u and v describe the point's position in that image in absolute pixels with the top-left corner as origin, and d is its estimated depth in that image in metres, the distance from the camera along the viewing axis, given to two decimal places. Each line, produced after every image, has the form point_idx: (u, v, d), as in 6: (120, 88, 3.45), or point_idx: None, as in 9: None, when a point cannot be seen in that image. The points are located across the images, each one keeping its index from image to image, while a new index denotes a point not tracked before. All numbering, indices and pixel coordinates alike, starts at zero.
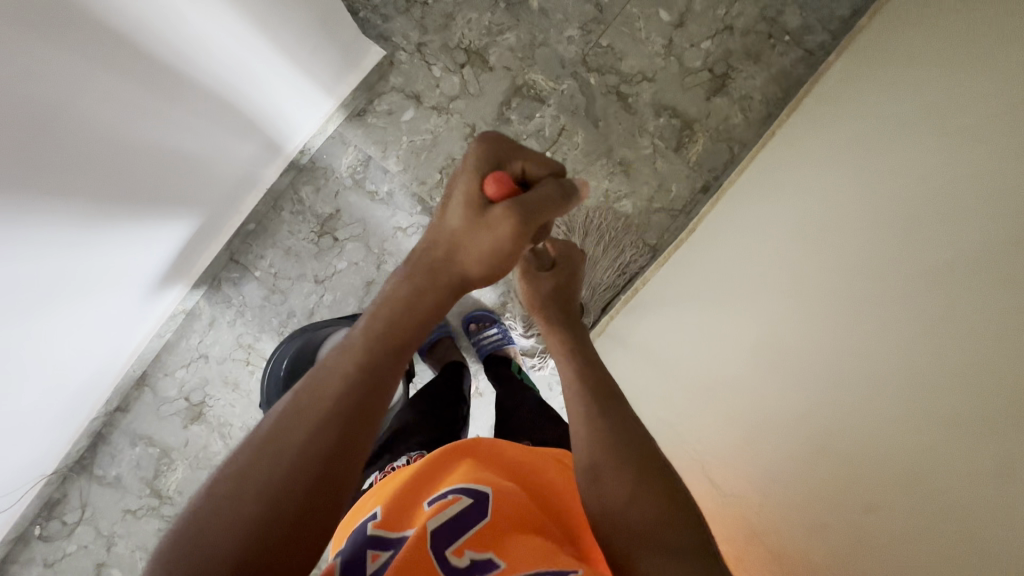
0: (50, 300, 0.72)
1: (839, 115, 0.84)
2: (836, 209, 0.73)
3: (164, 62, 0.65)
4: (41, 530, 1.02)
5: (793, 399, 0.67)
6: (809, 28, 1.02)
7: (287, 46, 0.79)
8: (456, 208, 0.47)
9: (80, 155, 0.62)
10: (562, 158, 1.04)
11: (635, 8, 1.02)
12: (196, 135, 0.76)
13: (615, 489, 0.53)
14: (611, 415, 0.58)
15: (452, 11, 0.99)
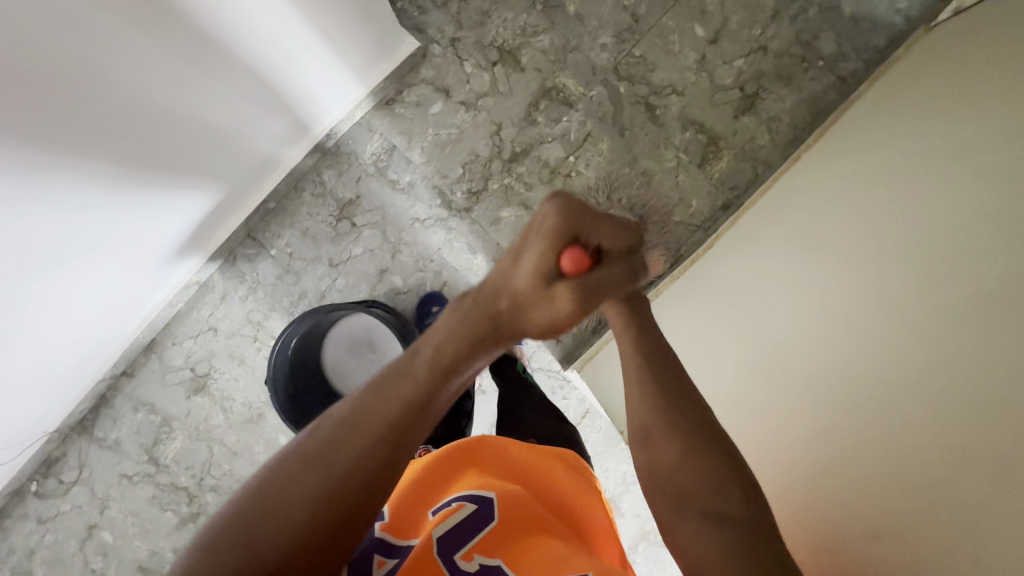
0: (63, 259, 0.72)
1: (866, 143, 0.83)
2: (856, 237, 0.72)
3: (206, 35, 0.66)
4: (38, 486, 1.04)
5: (805, 407, 0.68)
6: (843, 56, 1.02)
7: (324, 30, 0.80)
8: (527, 273, 0.48)
9: (109, 118, 0.63)
10: (585, 165, 1.03)
11: (670, 21, 1.03)
12: (226, 109, 0.76)
13: (667, 453, 0.55)
14: (664, 386, 0.57)
15: (489, 9, 1.01)
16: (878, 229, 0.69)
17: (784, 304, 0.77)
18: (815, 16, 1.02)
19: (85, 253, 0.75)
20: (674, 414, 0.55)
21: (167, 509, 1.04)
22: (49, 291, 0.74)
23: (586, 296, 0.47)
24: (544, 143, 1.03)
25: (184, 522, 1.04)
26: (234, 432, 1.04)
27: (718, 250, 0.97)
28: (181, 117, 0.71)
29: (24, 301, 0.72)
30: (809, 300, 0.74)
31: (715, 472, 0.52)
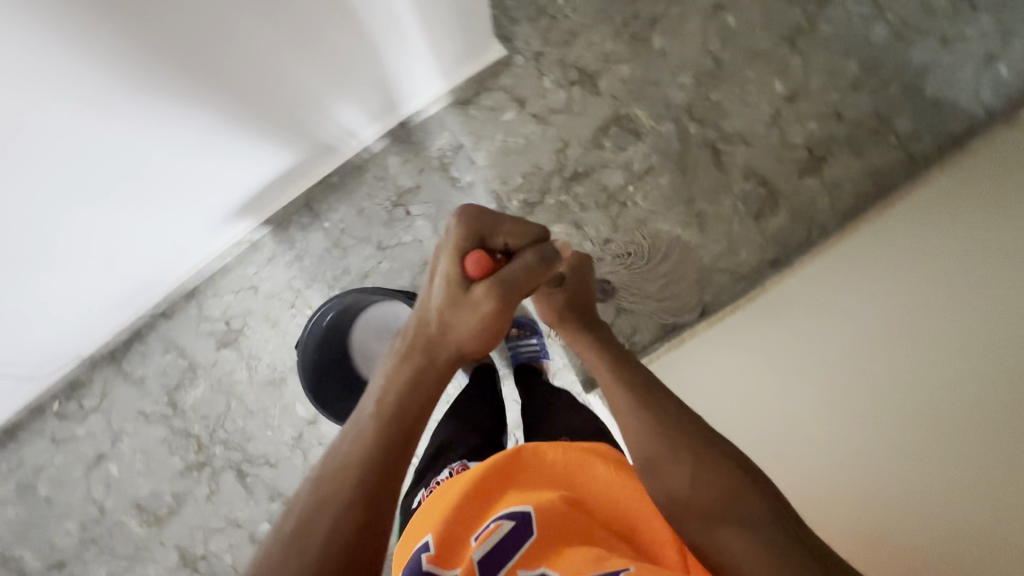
0: (84, 165, 0.68)
1: (932, 225, 0.84)
2: (907, 322, 0.73)
3: (331, 19, 0.70)
4: (59, 406, 1.06)
5: (858, 429, 0.70)
6: (918, 135, 1.02)
7: (431, 30, 0.82)
8: (440, 289, 0.59)
9: (218, 68, 0.66)
10: (642, 196, 1.05)
11: (752, 73, 1.04)
12: (328, 91, 0.80)
13: (679, 475, 0.56)
14: (650, 396, 0.64)
15: (577, 32, 1.04)
16: (928, 316, 0.71)
17: (819, 375, 0.79)
18: (896, 92, 1.02)
19: (130, 186, 0.75)
20: (663, 416, 0.61)
21: (175, 454, 1.06)
22: (88, 214, 0.75)
23: (494, 284, 0.57)
24: (606, 168, 1.05)
25: (189, 469, 1.06)
26: (254, 391, 1.06)
27: (768, 300, 0.98)
28: (286, 87, 0.75)
29: (57, 215, 0.72)
30: (839, 373, 0.77)
31: (723, 470, 0.55)
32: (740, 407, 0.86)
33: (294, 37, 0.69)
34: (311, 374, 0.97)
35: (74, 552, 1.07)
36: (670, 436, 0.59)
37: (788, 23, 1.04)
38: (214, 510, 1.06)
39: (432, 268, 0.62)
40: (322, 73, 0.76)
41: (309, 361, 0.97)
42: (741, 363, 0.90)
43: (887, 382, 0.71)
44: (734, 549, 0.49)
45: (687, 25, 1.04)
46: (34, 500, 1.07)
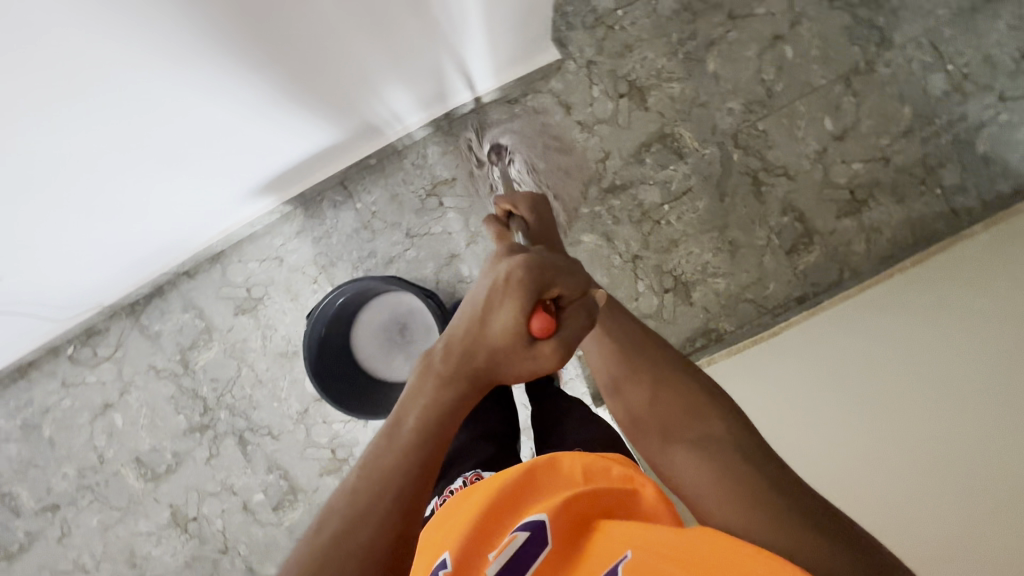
0: (96, 109, 0.60)
1: (977, 280, 0.82)
2: (938, 361, 0.72)
3: (404, 4, 0.68)
4: (74, 351, 1.07)
5: (880, 420, 0.72)
6: (962, 189, 1.00)
7: (492, 25, 0.82)
8: (503, 332, 0.45)
9: (289, 39, 0.64)
10: (676, 216, 1.04)
11: (803, 107, 1.03)
12: (384, 67, 0.78)
13: (639, 398, 0.62)
14: (619, 330, 0.66)
15: (632, 45, 1.04)
16: (955, 357, 0.70)
17: (844, 404, 0.77)
18: (946, 144, 1.01)
19: (152, 147, 0.70)
20: (638, 347, 0.65)
21: (180, 413, 1.07)
22: (104, 167, 0.69)
23: (569, 347, 0.46)
24: (644, 184, 1.04)
25: (192, 430, 1.07)
26: (266, 361, 1.06)
27: (800, 332, 0.96)
28: (350, 68, 0.75)
29: (60, 162, 0.65)
30: (869, 404, 0.75)
31: (684, 391, 0.59)
32: (763, 415, 0.86)
33: (370, 26, 0.69)
34: (315, 348, 0.93)
35: (70, 497, 1.08)
36: (642, 360, 0.63)
37: (846, 61, 1.02)
38: (211, 474, 1.06)
39: (483, 294, 0.47)
40: (385, 57, 0.76)
41: (317, 333, 0.93)
42: (765, 384, 0.90)
43: (915, 418, 0.69)
44: (686, 464, 0.53)
45: (744, 52, 1.04)
46: (37, 440, 1.08)
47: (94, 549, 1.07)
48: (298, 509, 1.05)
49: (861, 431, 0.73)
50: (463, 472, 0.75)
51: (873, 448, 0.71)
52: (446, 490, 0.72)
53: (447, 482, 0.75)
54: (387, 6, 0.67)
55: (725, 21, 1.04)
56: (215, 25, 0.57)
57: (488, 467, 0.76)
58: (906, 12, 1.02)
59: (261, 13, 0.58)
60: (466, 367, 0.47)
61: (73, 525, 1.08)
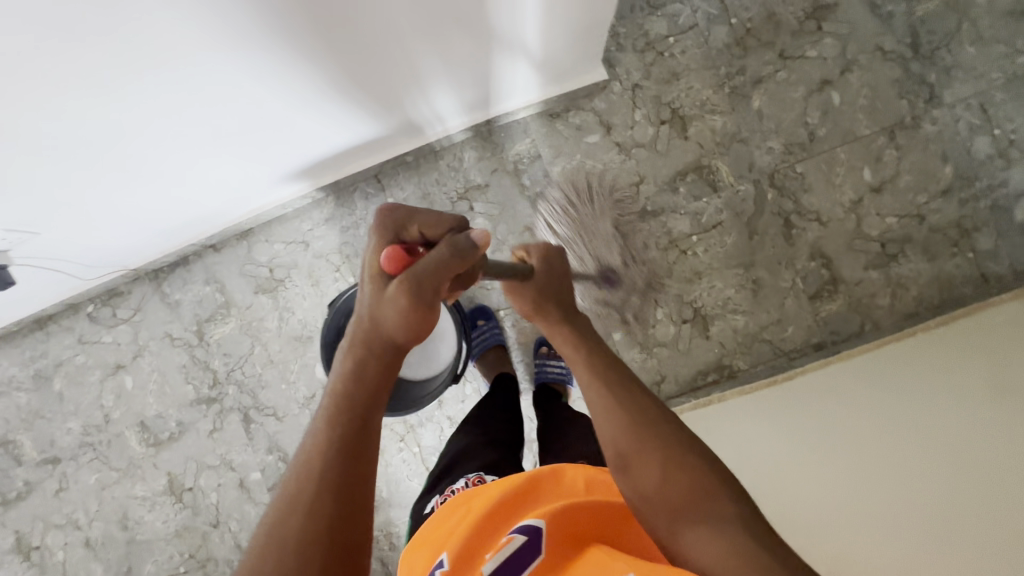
0: (161, 92, 0.60)
1: (999, 356, 0.82)
2: (970, 444, 0.70)
3: (471, 15, 0.69)
4: (94, 309, 1.09)
5: (880, 482, 0.72)
6: (995, 256, 0.99)
7: (548, 39, 0.83)
8: (366, 285, 0.51)
9: (359, 43, 0.65)
10: (704, 249, 1.03)
11: (844, 154, 1.03)
12: (439, 69, 0.79)
13: (647, 476, 0.52)
14: (621, 390, 0.57)
15: (680, 73, 1.04)
16: (990, 440, 0.68)
17: (863, 468, 0.75)
18: (984, 209, 1.00)
19: (196, 125, 0.69)
20: (643, 412, 0.55)
21: (190, 383, 1.08)
22: (147, 142, 0.68)
23: (409, 280, 0.48)
24: (675, 212, 1.04)
25: (199, 401, 1.08)
26: (280, 342, 1.07)
27: (813, 379, 0.95)
28: (401, 69, 0.75)
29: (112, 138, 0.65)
30: (890, 472, 0.72)
31: (696, 467, 0.51)
32: (763, 459, 0.85)
33: (429, 32, 0.69)
34: (330, 339, 0.92)
35: (72, 452, 1.09)
36: (651, 430, 0.54)
37: (892, 114, 1.02)
38: (212, 447, 1.07)
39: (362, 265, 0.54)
40: (436, 61, 0.77)
41: (335, 325, 0.93)
42: (770, 427, 0.89)
43: (939, 490, 0.67)
44: (709, 555, 0.47)
45: (790, 93, 1.03)
46: (47, 391, 1.09)
47: (88, 507, 1.08)
48: None
49: (853, 491, 0.73)
50: (466, 473, 0.75)
51: (880, 519, 0.68)
52: (448, 489, 0.73)
53: (449, 482, 0.75)
54: (449, 15, 0.67)
55: (775, 60, 1.04)
56: (285, 26, 0.57)
57: (490, 470, 0.76)
58: (958, 72, 1.01)
59: (334, 17, 0.58)
60: (356, 330, 0.50)
61: (71, 480, 1.09)
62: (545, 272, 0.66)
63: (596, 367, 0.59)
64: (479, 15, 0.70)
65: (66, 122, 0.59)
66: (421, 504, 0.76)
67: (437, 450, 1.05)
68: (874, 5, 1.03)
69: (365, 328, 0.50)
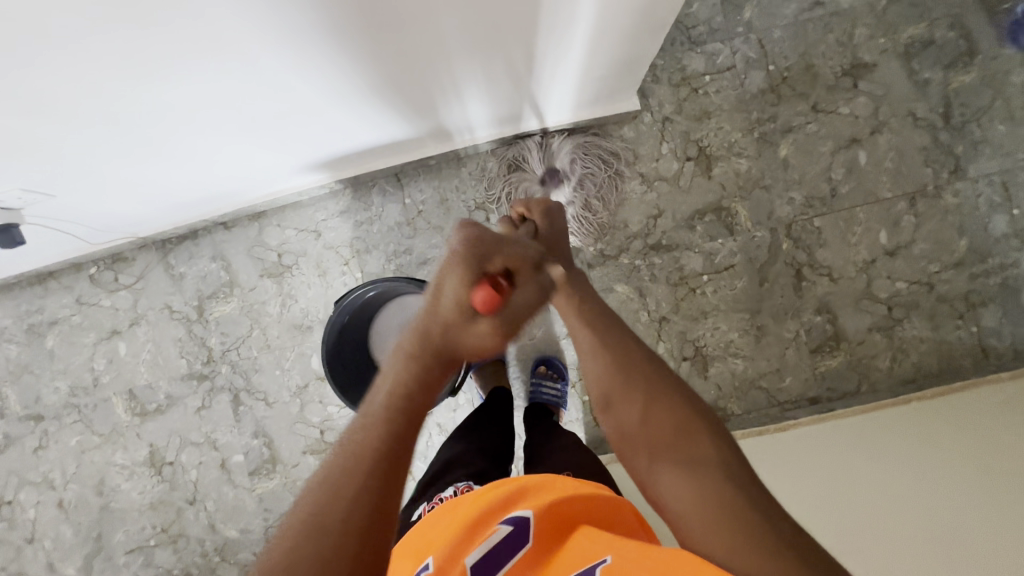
0: (206, 82, 0.60)
1: (977, 426, 0.85)
2: (941, 507, 0.74)
3: (517, 36, 0.69)
4: (96, 272, 1.08)
5: (856, 535, 0.75)
6: (998, 333, 1.00)
7: (589, 65, 0.83)
8: (451, 306, 0.46)
9: (405, 52, 0.65)
10: (712, 289, 1.04)
11: (862, 215, 1.03)
12: (476, 82, 0.79)
13: (628, 411, 0.55)
14: (610, 333, 0.61)
15: (711, 112, 1.05)
16: (981, 521, 0.70)
17: (860, 541, 0.74)
18: (994, 286, 1.01)
19: (234, 113, 0.69)
20: (628, 354, 0.58)
21: (183, 357, 1.07)
22: (185, 124, 0.68)
23: (508, 320, 0.46)
24: (689, 249, 1.04)
25: (190, 376, 1.07)
26: (279, 328, 1.06)
27: (807, 430, 0.95)
28: (440, 79, 0.75)
29: (149, 118, 0.65)
30: (870, 538, 0.74)
31: (677, 406, 0.53)
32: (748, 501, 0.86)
33: (476, 46, 0.69)
34: (331, 337, 0.92)
35: (56, 412, 1.08)
36: (636, 374, 0.56)
37: (915, 180, 1.02)
38: (198, 424, 1.06)
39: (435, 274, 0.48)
40: (476, 74, 0.77)
41: (337, 325, 0.92)
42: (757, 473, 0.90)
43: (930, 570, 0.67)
44: (674, 486, 0.47)
45: (818, 146, 1.04)
46: (39, 348, 1.09)
47: (66, 469, 1.08)
48: (273, 479, 1.05)
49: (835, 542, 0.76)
50: (457, 481, 0.74)
51: (849, 554, 0.73)
52: (436, 497, 0.71)
53: (438, 488, 0.74)
54: (499, 33, 0.67)
55: (807, 112, 1.04)
56: (339, 30, 0.57)
57: (479, 480, 0.75)
58: (985, 148, 1.02)
59: (385, 27, 0.58)
60: (428, 343, 0.46)
61: (51, 440, 1.08)
62: (547, 225, 0.70)
63: (585, 315, 0.62)
64: (526, 36, 0.70)
65: (107, 102, 0.59)
66: (408, 510, 0.75)
67: (423, 455, 1.05)
68: (912, 70, 1.03)
69: (437, 342, 0.47)
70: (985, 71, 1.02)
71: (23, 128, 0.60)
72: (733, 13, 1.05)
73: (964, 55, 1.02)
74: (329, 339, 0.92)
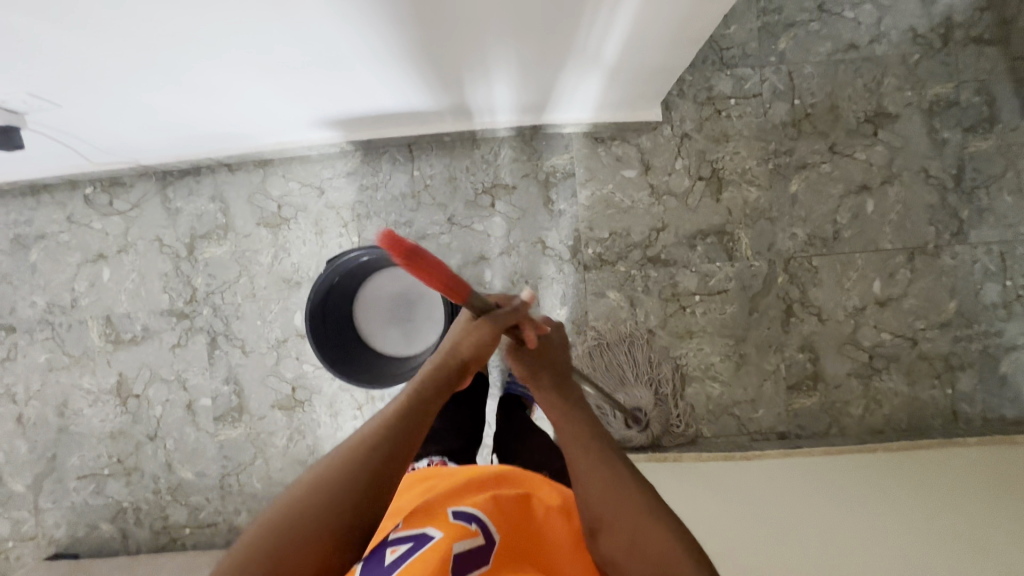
0: (236, 22, 0.60)
1: (928, 482, 0.87)
2: (878, 563, 0.76)
3: (553, 29, 0.69)
4: (92, 192, 1.07)
5: (794, 572, 0.77)
6: (970, 399, 1.02)
7: (621, 65, 0.81)
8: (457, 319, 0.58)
9: (443, 24, 0.65)
10: (702, 310, 1.04)
11: (860, 261, 1.04)
12: (503, 67, 0.79)
13: (616, 544, 0.49)
14: (603, 448, 0.54)
15: (730, 136, 1.05)
16: None
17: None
18: (974, 352, 1.02)
19: (255, 54, 0.68)
20: (615, 478, 0.51)
21: (166, 292, 1.06)
22: (203, 58, 0.68)
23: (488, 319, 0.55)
24: (685, 267, 1.04)
25: (170, 313, 1.06)
26: (267, 279, 1.05)
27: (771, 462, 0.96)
28: (470, 56, 0.75)
29: (168, 46, 0.64)
30: (806, 573, 0.77)
31: (669, 541, 0.47)
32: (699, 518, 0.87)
33: (513, 27, 0.68)
34: (320, 292, 0.89)
35: (29, 326, 1.07)
36: (621, 496, 0.50)
37: (917, 236, 1.03)
38: (170, 361, 1.05)
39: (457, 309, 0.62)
40: (505, 57, 0.76)
41: (328, 281, 0.90)
42: (713, 491, 0.92)
43: None
44: None
45: (829, 187, 1.04)
46: (22, 259, 1.08)
47: (30, 384, 1.07)
48: (237, 428, 1.05)
49: (774, 574, 0.78)
50: (429, 456, 0.76)
51: None
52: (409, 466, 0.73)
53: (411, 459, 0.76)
54: (548, 16, 0.65)
55: (824, 152, 1.05)
56: None
57: (449, 459, 0.77)
58: (989, 216, 1.03)
59: None
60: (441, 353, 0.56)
61: (20, 353, 1.07)
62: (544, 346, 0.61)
63: (578, 434, 0.56)
64: (564, 27, 0.69)
65: (132, 23, 0.59)
66: None
67: None
68: (932, 127, 1.04)
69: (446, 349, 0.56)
70: (1003, 140, 1.03)
71: (41, 32, 0.58)
72: (768, 41, 1.05)
73: (985, 121, 1.03)
74: (318, 293, 0.89)
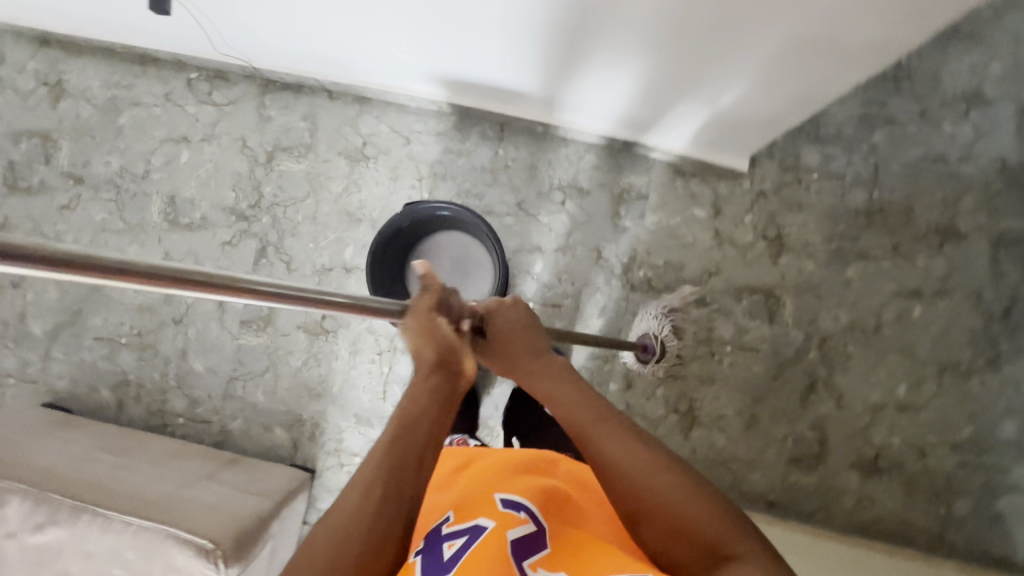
0: None
1: None
2: None
3: (689, 55, 0.72)
4: (196, 78, 1.11)
5: None
6: (959, 526, 1.03)
7: (730, 109, 0.85)
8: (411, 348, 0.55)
9: (595, 21, 0.69)
10: (729, 361, 1.06)
11: (892, 361, 1.06)
12: (625, 78, 0.83)
13: (654, 530, 0.50)
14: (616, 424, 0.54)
15: (803, 207, 1.08)
16: None
17: None
18: (976, 481, 1.03)
19: None
20: (642, 457, 0.52)
21: (234, 190, 1.09)
22: None
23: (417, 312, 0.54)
24: (725, 316, 1.07)
25: (232, 211, 1.09)
26: (331, 207, 1.08)
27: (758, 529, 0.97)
28: (601, 59, 0.78)
29: None
30: None
31: (707, 509, 0.49)
32: None
33: (653, 42, 0.71)
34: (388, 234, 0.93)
35: (97, 183, 1.11)
36: (653, 479, 0.51)
37: (953, 355, 1.05)
38: (217, 255, 1.08)
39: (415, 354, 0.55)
40: (632, 70, 0.79)
41: (397, 224, 0.93)
42: None
43: None
44: None
45: (883, 283, 1.07)
46: (110, 119, 1.11)
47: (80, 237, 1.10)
48: (259, 338, 1.07)
49: None
50: None
51: None
52: None
53: None
54: (693, 41, 0.69)
55: (887, 248, 1.07)
56: None
57: None
58: None
59: None
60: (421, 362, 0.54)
61: (79, 206, 1.11)
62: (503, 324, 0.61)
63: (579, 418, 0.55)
64: (704, 56, 0.72)
65: None
66: None
67: None
68: (996, 257, 1.06)
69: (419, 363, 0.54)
70: None
71: None
72: (865, 131, 1.09)
73: None
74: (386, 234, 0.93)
